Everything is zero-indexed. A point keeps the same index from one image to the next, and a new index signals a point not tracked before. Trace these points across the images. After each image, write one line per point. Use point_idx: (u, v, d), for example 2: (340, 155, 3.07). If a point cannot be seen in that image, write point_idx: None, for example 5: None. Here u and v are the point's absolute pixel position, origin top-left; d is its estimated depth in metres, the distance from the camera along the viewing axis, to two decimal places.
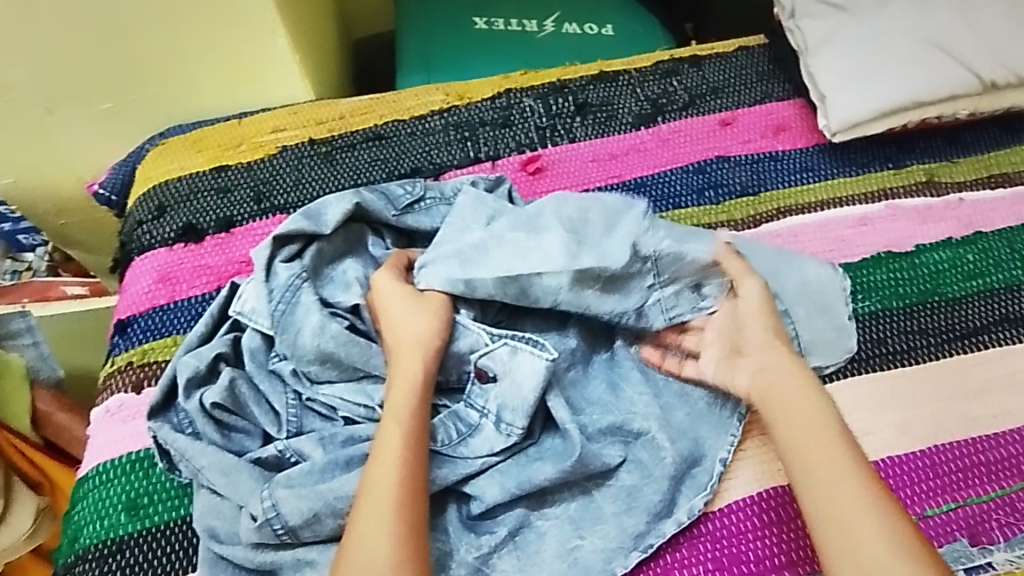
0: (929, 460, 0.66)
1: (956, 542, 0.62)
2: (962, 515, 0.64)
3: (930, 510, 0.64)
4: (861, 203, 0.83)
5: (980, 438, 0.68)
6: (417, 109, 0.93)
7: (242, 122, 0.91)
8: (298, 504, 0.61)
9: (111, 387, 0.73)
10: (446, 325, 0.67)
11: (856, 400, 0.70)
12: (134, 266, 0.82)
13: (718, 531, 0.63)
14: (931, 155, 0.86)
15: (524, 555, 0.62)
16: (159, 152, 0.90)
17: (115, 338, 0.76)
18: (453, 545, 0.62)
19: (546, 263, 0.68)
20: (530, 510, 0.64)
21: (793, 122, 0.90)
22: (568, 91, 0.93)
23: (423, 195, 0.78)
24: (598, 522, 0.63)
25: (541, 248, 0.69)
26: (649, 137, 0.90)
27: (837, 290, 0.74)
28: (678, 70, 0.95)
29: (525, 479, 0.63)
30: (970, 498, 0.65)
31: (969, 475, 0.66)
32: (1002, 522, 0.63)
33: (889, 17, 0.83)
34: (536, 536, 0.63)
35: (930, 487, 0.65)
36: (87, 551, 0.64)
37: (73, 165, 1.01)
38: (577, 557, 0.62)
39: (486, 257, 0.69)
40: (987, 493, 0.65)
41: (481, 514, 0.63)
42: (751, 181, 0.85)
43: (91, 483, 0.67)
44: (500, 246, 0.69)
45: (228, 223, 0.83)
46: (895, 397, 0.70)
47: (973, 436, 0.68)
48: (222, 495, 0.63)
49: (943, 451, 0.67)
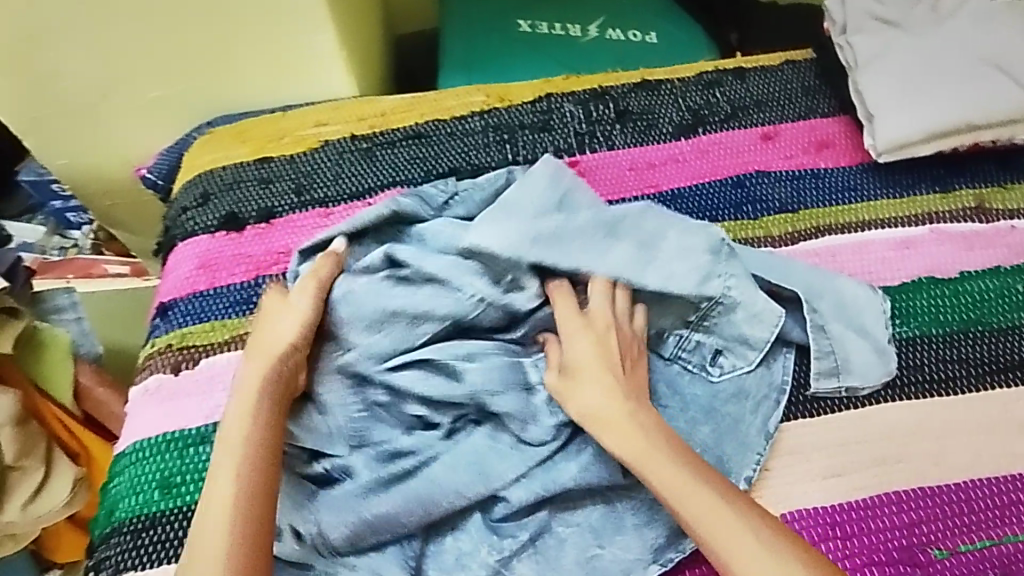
0: (964, 494, 0.65)
1: None
2: (995, 553, 0.62)
3: (963, 545, 0.62)
4: (905, 226, 0.81)
5: (1019, 475, 0.66)
6: (457, 109, 0.94)
7: (287, 116, 0.93)
8: (341, 529, 0.62)
9: (150, 367, 0.75)
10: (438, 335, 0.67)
11: (890, 426, 0.68)
12: (177, 251, 0.84)
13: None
14: (982, 179, 0.84)
15: (544, 560, 0.62)
16: (206, 140, 0.92)
17: (156, 320, 0.79)
18: (475, 546, 0.63)
19: (613, 269, 0.68)
20: (552, 516, 0.64)
21: (837, 138, 0.89)
22: (608, 98, 0.93)
23: (456, 191, 0.77)
24: (619, 533, 0.63)
25: (614, 249, 0.69)
26: (688, 147, 0.89)
27: (877, 313, 0.72)
28: (722, 81, 0.94)
29: (551, 482, 0.63)
30: (1005, 536, 0.63)
31: (1005, 512, 0.64)
32: None
33: (946, 36, 0.81)
34: (556, 542, 0.63)
35: (963, 522, 0.64)
36: (122, 524, 0.66)
37: (122, 149, 1.04)
38: (596, 566, 0.62)
39: (561, 242, 0.67)
40: None
41: (505, 516, 0.64)
42: (791, 198, 0.84)
43: (128, 459, 0.70)
44: (575, 236, 0.68)
45: (269, 214, 0.85)
46: (931, 426, 0.68)
47: (1012, 473, 0.66)
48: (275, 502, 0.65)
49: (980, 486, 0.66)
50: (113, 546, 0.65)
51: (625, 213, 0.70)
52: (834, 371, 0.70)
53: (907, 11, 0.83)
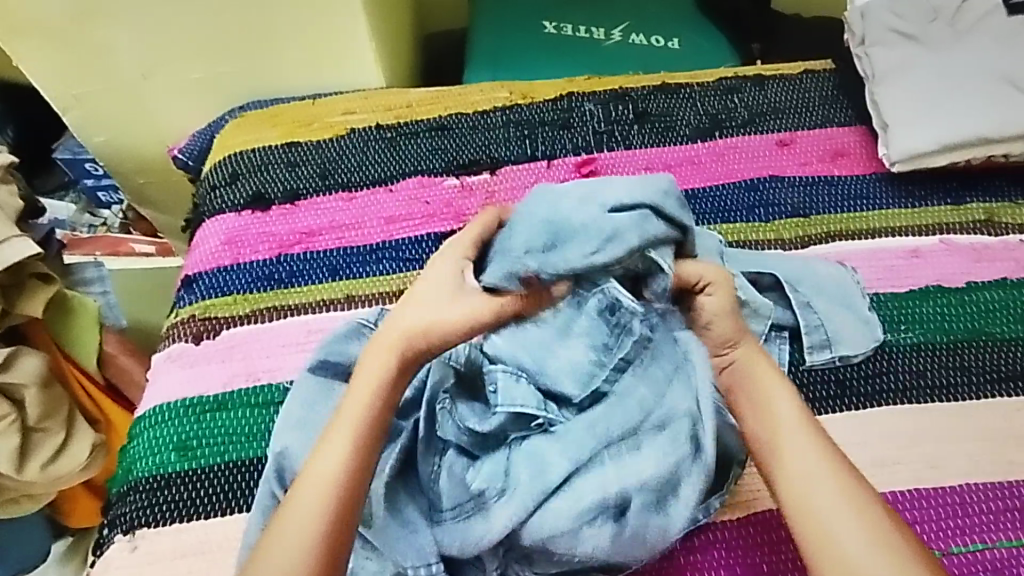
0: (959, 497, 0.66)
1: None
2: (987, 556, 0.63)
3: (955, 547, 0.63)
4: (915, 235, 0.82)
5: (1015, 483, 0.67)
6: (482, 104, 0.96)
7: (316, 103, 0.96)
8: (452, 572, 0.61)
9: (173, 335, 0.78)
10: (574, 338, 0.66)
11: (890, 428, 0.69)
12: (205, 227, 0.87)
13: (736, 540, 0.64)
14: (994, 193, 0.85)
15: None
16: (238, 123, 0.96)
17: (182, 292, 0.82)
18: None
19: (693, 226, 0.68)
20: None
21: (852, 148, 0.90)
22: (629, 99, 0.95)
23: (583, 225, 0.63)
24: None
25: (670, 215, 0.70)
26: (705, 150, 0.91)
27: (850, 285, 0.76)
28: (741, 88, 0.96)
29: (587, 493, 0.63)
30: (998, 541, 0.63)
31: (1000, 518, 0.65)
32: None
33: (963, 51, 0.82)
34: None
35: (957, 524, 0.64)
36: (139, 483, 0.69)
37: (156, 128, 1.08)
38: None
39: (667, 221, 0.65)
40: (1017, 540, 0.64)
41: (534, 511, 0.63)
42: (803, 203, 0.85)
43: (148, 421, 0.73)
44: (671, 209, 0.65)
45: (294, 196, 0.88)
46: (930, 431, 0.69)
47: (1009, 480, 0.67)
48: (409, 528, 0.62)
49: (974, 491, 0.66)
50: (130, 502, 0.68)
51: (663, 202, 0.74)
52: (826, 342, 0.73)
53: (927, 25, 0.84)
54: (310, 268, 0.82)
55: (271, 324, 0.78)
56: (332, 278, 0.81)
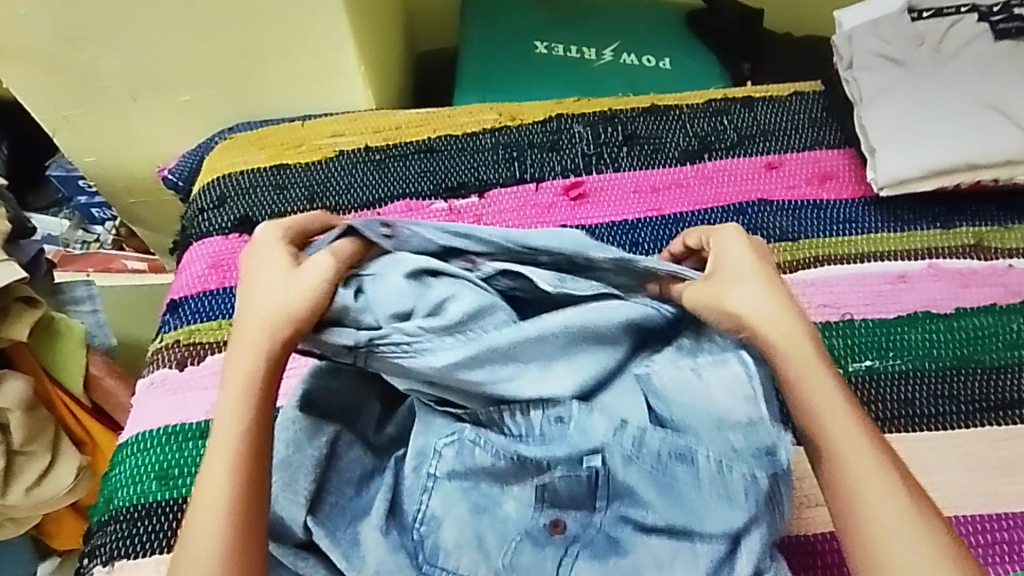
0: None
1: None
2: None
3: None
4: (903, 260, 0.81)
5: (1004, 515, 0.66)
6: (470, 126, 0.96)
7: (305, 125, 0.96)
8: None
9: (157, 361, 0.78)
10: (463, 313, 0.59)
11: None
12: (191, 250, 0.87)
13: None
14: (983, 218, 0.84)
15: None
16: (226, 145, 0.96)
17: (166, 316, 0.82)
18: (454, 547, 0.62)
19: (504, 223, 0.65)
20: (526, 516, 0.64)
21: (840, 171, 0.90)
22: (618, 121, 0.95)
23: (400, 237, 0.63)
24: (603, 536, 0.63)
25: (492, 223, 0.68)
26: (693, 173, 0.91)
27: None
28: (730, 110, 0.96)
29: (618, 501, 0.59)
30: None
31: (988, 551, 0.64)
32: None
33: (947, 77, 0.82)
34: None
35: None
36: (119, 512, 0.68)
37: (146, 149, 1.08)
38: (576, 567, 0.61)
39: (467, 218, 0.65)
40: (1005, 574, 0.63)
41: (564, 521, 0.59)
42: (792, 227, 0.85)
43: (130, 448, 0.72)
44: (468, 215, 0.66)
45: (281, 219, 0.88)
46: (919, 460, 0.69)
47: (998, 512, 0.66)
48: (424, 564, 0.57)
49: (963, 523, 0.66)
50: (109, 532, 0.67)
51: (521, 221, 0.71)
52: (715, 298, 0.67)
53: (913, 50, 0.84)
54: None
55: None
56: None
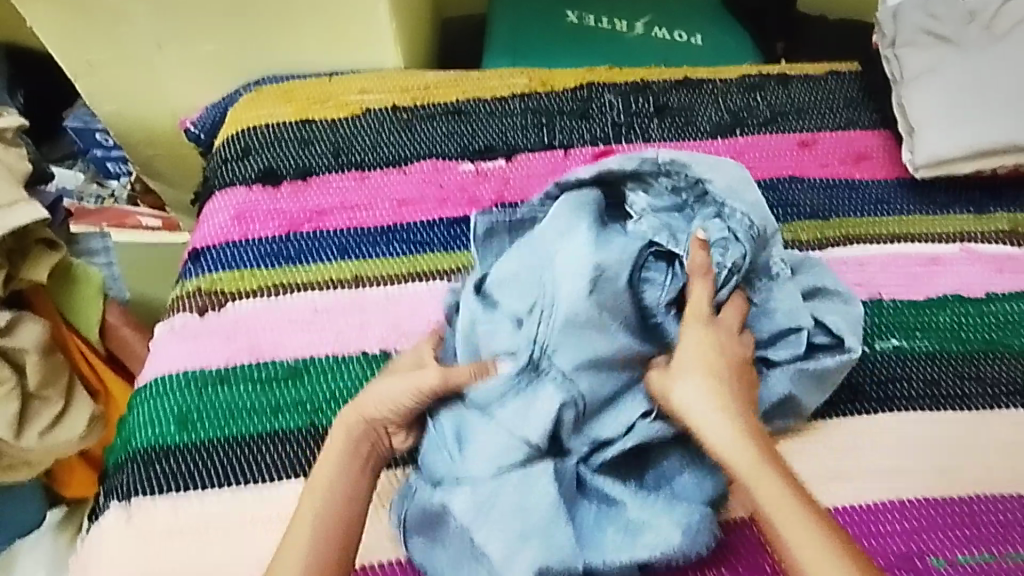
0: (968, 508, 0.64)
1: None
2: (993, 568, 0.61)
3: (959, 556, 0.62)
4: (935, 243, 0.80)
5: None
6: (500, 90, 0.95)
7: (332, 81, 0.95)
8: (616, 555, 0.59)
9: (179, 307, 0.77)
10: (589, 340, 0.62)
11: (901, 434, 0.68)
12: (214, 200, 0.86)
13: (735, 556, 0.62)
14: (1017, 204, 0.83)
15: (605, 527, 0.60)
16: (252, 98, 0.95)
17: (188, 264, 0.81)
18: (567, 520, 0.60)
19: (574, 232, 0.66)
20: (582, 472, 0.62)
21: (875, 151, 0.88)
22: (649, 92, 0.94)
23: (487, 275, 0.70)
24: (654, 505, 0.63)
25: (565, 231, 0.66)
26: (725, 147, 0.90)
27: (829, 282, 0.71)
28: (763, 86, 0.95)
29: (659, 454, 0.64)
30: (1004, 553, 0.62)
31: (1008, 530, 0.63)
32: None
33: (997, 57, 0.79)
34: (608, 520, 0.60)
35: (965, 534, 0.63)
36: (137, 454, 0.68)
37: (167, 100, 1.07)
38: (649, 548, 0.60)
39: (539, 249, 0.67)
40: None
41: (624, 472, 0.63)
42: (824, 206, 0.84)
43: (149, 391, 0.71)
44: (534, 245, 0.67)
45: (306, 173, 0.87)
46: (942, 438, 0.68)
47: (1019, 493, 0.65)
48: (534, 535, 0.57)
49: (986, 502, 0.65)
50: (127, 472, 0.67)
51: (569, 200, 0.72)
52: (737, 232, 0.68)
53: (963, 29, 0.82)
54: (320, 247, 0.81)
55: (277, 302, 0.77)
56: (340, 259, 0.80)
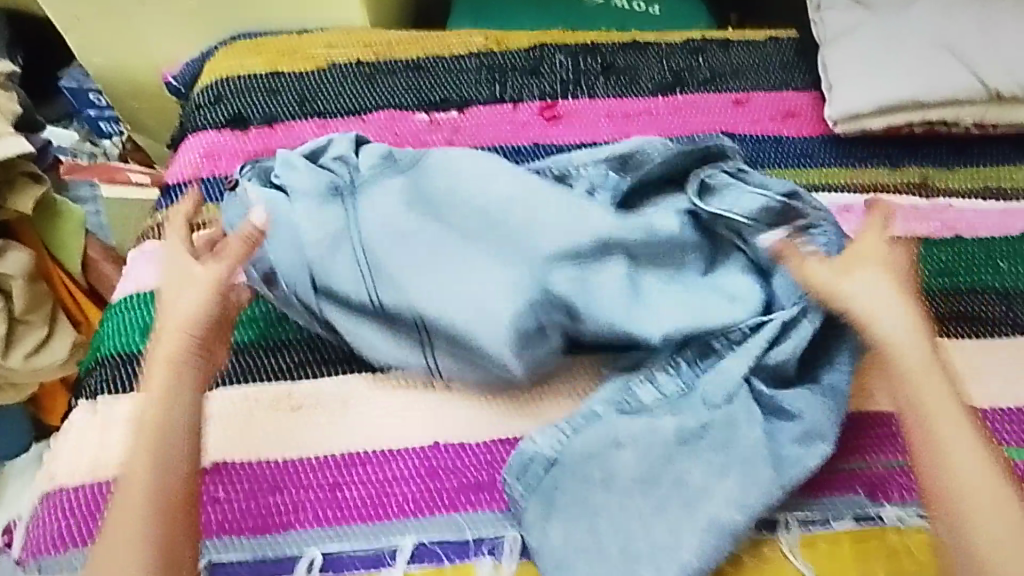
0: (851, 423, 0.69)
1: (852, 494, 0.66)
2: (866, 473, 0.67)
3: (836, 463, 0.67)
4: (850, 193, 0.86)
5: None
6: (458, 48, 1.01)
7: (302, 38, 1.02)
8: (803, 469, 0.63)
9: (149, 235, 0.84)
10: (374, 216, 0.71)
11: None
12: (187, 141, 0.93)
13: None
14: (931, 159, 0.89)
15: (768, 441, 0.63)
16: (227, 51, 1.02)
17: (160, 198, 0.88)
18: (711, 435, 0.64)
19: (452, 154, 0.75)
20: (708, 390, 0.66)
21: (803, 110, 0.94)
22: (598, 53, 1.00)
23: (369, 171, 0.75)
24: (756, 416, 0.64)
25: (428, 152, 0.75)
26: (664, 104, 0.96)
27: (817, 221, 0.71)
28: (705, 50, 1.01)
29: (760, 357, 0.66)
30: (878, 461, 0.68)
31: (885, 441, 0.69)
32: (904, 484, 0.67)
33: (908, 19, 0.86)
34: (733, 434, 0.63)
35: (845, 444, 0.68)
36: (105, 359, 0.75)
37: (153, 55, 1.15)
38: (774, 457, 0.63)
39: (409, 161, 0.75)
40: (899, 460, 0.68)
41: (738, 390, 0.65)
42: (751, 157, 0.90)
43: (118, 307, 0.79)
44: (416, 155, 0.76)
45: (272, 118, 0.94)
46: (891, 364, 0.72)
47: (899, 411, 0.70)
48: (643, 466, 0.63)
49: (868, 418, 0.70)
50: (95, 374, 0.74)
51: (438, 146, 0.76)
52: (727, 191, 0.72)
53: None
54: None
55: None
56: None
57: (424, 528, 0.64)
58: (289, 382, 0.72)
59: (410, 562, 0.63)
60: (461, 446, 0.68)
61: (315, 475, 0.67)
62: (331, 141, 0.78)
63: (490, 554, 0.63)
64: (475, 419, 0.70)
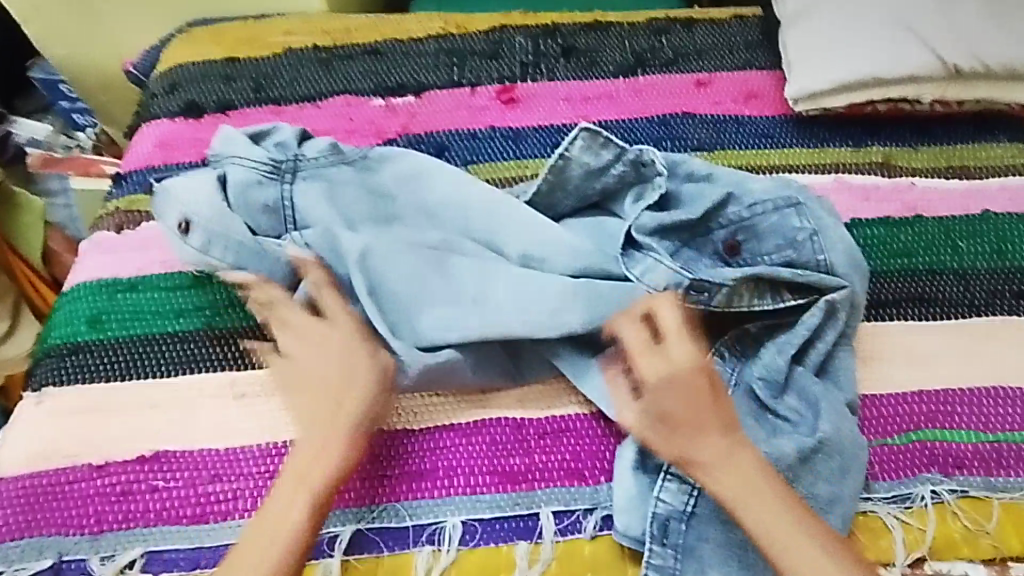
0: (875, 407, 0.69)
1: (877, 481, 0.65)
2: (892, 453, 0.67)
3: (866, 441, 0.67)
4: (811, 173, 0.84)
5: (920, 392, 0.70)
6: (417, 32, 1.00)
7: (259, 25, 1.01)
8: None
9: (99, 225, 0.83)
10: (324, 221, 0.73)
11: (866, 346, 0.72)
12: (142, 130, 0.92)
13: (575, 446, 0.67)
14: (894, 139, 0.87)
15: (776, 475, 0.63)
16: (184, 39, 1.01)
17: (113, 187, 0.87)
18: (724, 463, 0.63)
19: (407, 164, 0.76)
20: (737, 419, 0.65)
21: (766, 90, 0.93)
22: (558, 35, 0.99)
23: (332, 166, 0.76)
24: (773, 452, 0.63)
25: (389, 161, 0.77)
26: (625, 86, 0.94)
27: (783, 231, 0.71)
28: (669, 30, 0.99)
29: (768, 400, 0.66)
30: (893, 439, 0.67)
31: (902, 420, 0.68)
32: (922, 461, 0.66)
33: None
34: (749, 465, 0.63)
35: (877, 423, 0.68)
36: (50, 350, 0.74)
37: (115, 45, 1.15)
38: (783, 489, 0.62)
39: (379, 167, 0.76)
40: (914, 436, 0.68)
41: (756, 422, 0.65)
42: (710, 139, 0.88)
43: (67, 297, 0.78)
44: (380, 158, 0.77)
45: (226, 106, 0.92)
46: (898, 346, 0.72)
47: (914, 390, 0.70)
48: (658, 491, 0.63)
49: (889, 400, 0.69)
50: (41, 365, 0.73)
51: (405, 161, 0.76)
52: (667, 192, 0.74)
53: None
54: None
55: None
56: None
57: (363, 517, 0.64)
58: (231, 371, 0.71)
59: (348, 552, 0.63)
60: (405, 433, 0.68)
61: (258, 465, 0.67)
62: (276, 127, 0.79)
63: (430, 542, 0.63)
64: (417, 405, 0.69)
